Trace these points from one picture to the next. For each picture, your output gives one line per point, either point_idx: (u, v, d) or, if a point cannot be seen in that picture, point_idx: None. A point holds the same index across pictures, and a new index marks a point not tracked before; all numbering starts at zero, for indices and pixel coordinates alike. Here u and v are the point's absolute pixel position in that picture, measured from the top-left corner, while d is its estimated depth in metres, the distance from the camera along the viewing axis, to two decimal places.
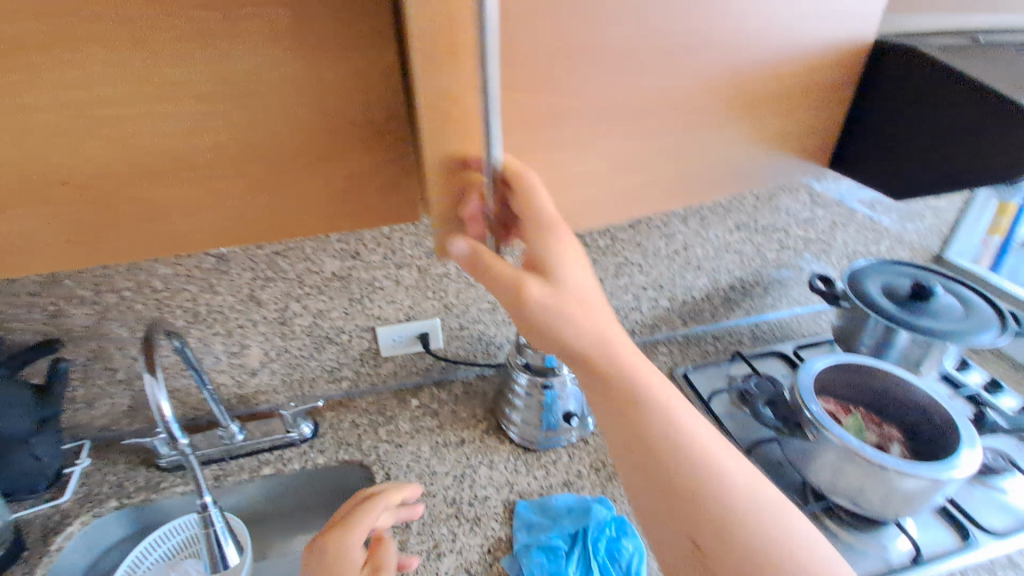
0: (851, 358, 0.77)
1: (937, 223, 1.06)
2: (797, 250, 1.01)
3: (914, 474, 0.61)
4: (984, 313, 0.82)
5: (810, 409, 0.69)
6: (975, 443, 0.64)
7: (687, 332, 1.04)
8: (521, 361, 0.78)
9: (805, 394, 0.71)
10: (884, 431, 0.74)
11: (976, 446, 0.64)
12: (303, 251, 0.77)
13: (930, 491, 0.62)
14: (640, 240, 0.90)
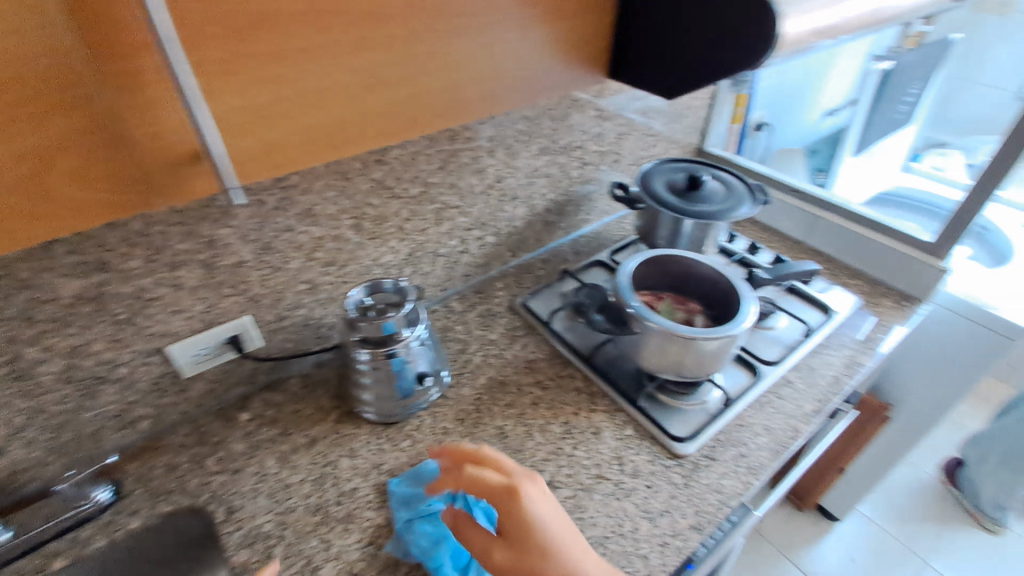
0: (656, 252, 0.86)
1: (695, 120, 1.22)
2: (595, 163, 1.08)
3: (714, 338, 0.72)
4: (739, 191, 0.99)
5: (631, 308, 0.75)
6: (749, 298, 0.78)
7: (518, 262, 1.08)
8: (356, 336, 0.72)
9: (624, 294, 0.77)
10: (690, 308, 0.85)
11: (751, 300, 0.77)
12: (11, 280, 0.55)
13: (727, 345, 0.74)
14: (453, 180, 0.87)
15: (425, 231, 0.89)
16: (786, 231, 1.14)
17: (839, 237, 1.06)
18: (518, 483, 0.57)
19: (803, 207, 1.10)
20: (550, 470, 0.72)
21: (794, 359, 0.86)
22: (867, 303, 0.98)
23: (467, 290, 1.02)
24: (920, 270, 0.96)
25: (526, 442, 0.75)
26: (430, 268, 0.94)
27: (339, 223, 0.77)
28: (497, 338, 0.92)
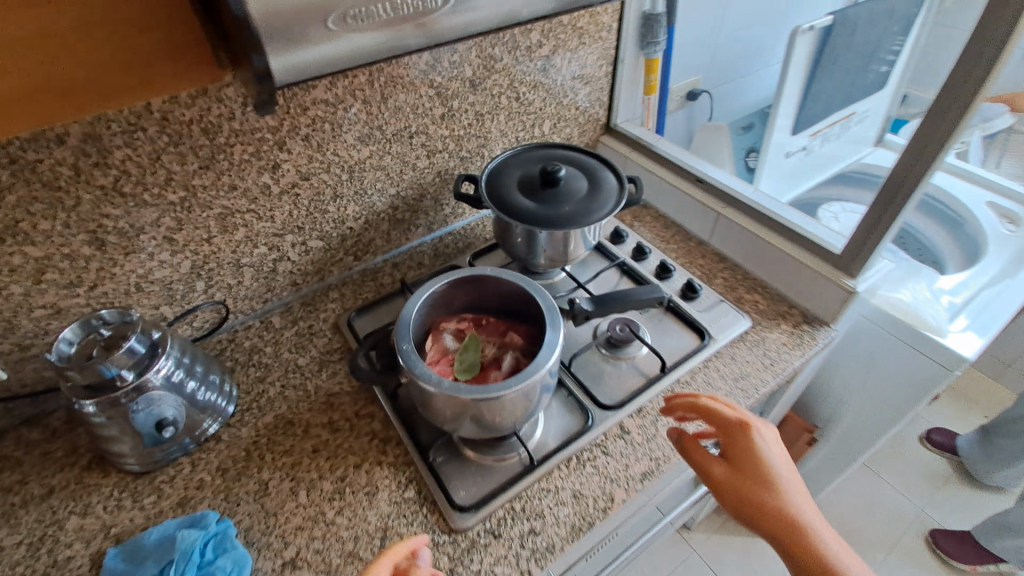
0: (469, 273, 0.70)
1: (595, 91, 1.01)
2: (454, 149, 0.90)
3: (490, 394, 0.57)
4: (606, 192, 0.81)
5: (401, 348, 0.60)
6: (556, 339, 0.63)
7: (364, 266, 0.93)
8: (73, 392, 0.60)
9: (400, 330, 0.62)
10: (505, 345, 0.70)
11: (556, 342, 0.63)
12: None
13: (518, 400, 0.59)
14: (232, 181, 0.71)
15: (210, 241, 0.75)
16: (691, 230, 0.97)
17: (741, 240, 0.88)
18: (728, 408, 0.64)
19: (705, 201, 0.93)
20: (296, 544, 0.61)
21: (638, 401, 0.71)
22: (757, 327, 0.81)
23: (296, 302, 0.88)
24: (824, 286, 0.79)
25: (282, 504, 0.64)
26: (236, 280, 0.81)
27: (67, 241, 0.64)
28: (306, 364, 0.79)
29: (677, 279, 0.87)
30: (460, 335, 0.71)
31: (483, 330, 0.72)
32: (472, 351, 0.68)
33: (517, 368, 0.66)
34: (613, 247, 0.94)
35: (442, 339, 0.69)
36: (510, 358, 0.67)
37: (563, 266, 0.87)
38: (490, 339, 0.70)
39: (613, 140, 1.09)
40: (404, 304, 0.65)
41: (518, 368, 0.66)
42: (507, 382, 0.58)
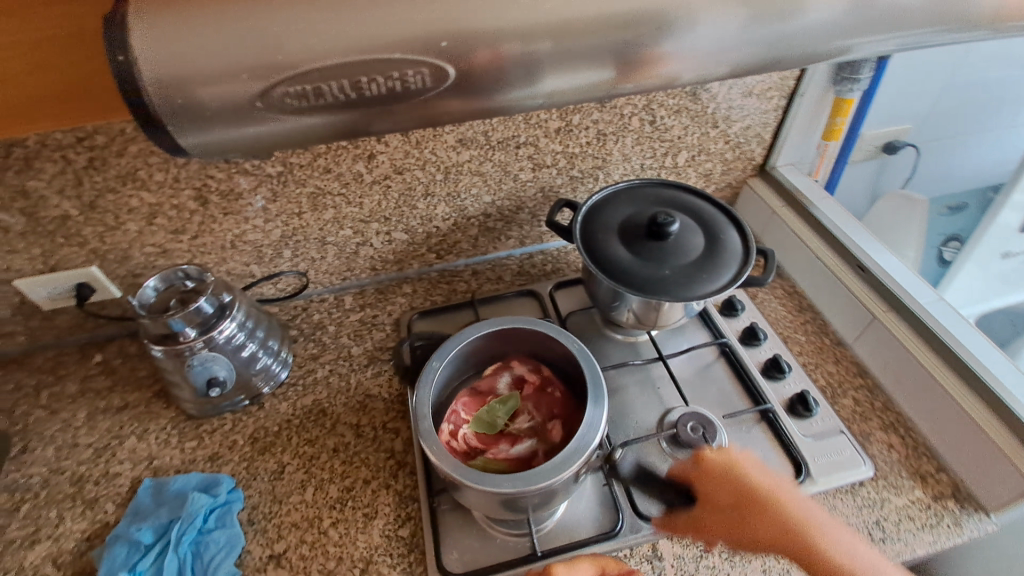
0: (521, 324, 0.63)
1: (755, 125, 0.83)
2: (563, 167, 0.80)
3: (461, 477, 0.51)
4: (724, 261, 0.66)
5: (428, 368, 0.59)
6: (592, 441, 0.53)
7: (444, 266, 0.90)
8: (149, 333, 0.65)
9: (440, 350, 0.60)
10: (543, 429, 0.60)
11: (591, 445, 0.53)
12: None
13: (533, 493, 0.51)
14: (327, 164, 0.71)
15: (300, 216, 0.76)
16: (828, 322, 0.78)
17: (895, 360, 0.68)
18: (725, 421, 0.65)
19: (862, 297, 0.73)
20: (287, 541, 0.61)
21: (685, 525, 0.59)
22: (876, 481, 0.62)
23: (371, 286, 0.88)
24: (997, 464, 0.58)
25: (289, 494, 0.64)
26: (319, 255, 0.82)
27: (177, 193, 0.69)
28: (357, 355, 0.79)
29: (789, 385, 0.70)
30: (514, 387, 0.64)
31: (540, 397, 0.63)
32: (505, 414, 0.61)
33: (528, 462, 0.57)
34: (721, 319, 0.78)
35: (496, 380, 0.64)
36: (530, 448, 0.58)
37: (649, 329, 0.74)
38: (537, 411, 0.61)
39: (764, 185, 0.89)
40: (443, 343, 0.61)
41: (528, 462, 0.57)
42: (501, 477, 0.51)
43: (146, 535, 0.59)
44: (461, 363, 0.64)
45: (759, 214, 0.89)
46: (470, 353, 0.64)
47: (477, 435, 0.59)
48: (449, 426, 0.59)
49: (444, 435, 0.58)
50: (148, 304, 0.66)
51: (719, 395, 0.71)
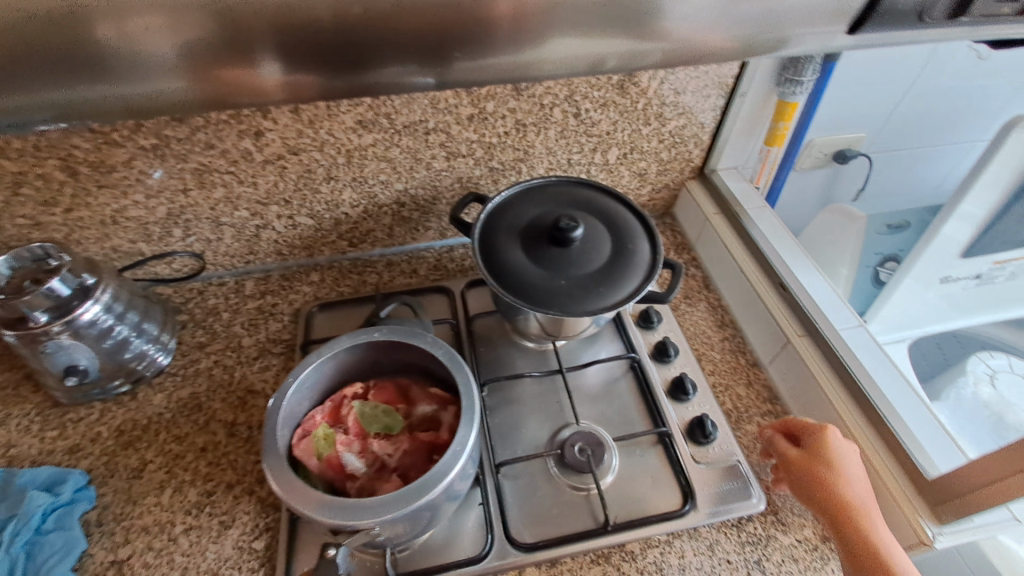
0: (415, 339, 0.57)
1: (691, 125, 0.77)
2: (480, 158, 0.74)
3: (281, 420, 0.52)
4: (627, 273, 0.60)
5: (370, 329, 0.58)
6: (399, 504, 0.46)
7: (358, 255, 0.84)
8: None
9: (392, 329, 0.58)
10: (387, 475, 0.54)
11: (390, 509, 0.45)
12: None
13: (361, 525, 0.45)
14: (209, 139, 0.65)
15: (188, 193, 0.70)
16: (749, 340, 0.73)
17: (803, 387, 0.64)
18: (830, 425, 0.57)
19: (778, 317, 0.68)
20: (132, 546, 0.57)
21: (556, 553, 0.56)
22: (765, 516, 0.59)
23: (276, 272, 0.83)
24: (887, 509, 0.55)
25: (145, 495, 0.60)
26: (216, 236, 0.76)
27: (39, 161, 0.63)
28: (248, 346, 0.74)
29: (693, 407, 0.66)
30: (426, 421, 0.58)
31: (420, 455, 0.55)
32: (383, 427, 0.56)
33: (342, 478, 0.53)
34: (636, 331, 0.74)
35: (424, 400, 0.59)
36: (357, 473, 0.53)
37: (558, 338, 0.69)
38: (403, 459, 0.55)
39: (702, 189, 0.84)
40: (338, 343, 0.57)
41: (343, 477, 0.53)
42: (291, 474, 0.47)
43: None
44: (401, 355, 0.60)
45: (694, 220, 0.84)
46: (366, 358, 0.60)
47: (354, 415, 0.56)
48: (359, 387, 0.60)
49: (348, 389, 0.59)
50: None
51: (619, 413, 0.67)
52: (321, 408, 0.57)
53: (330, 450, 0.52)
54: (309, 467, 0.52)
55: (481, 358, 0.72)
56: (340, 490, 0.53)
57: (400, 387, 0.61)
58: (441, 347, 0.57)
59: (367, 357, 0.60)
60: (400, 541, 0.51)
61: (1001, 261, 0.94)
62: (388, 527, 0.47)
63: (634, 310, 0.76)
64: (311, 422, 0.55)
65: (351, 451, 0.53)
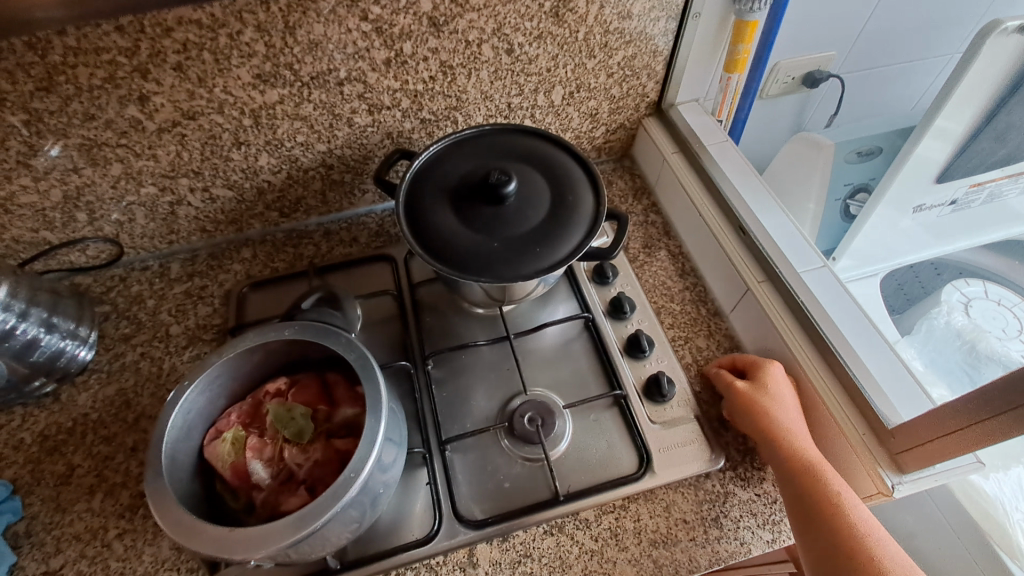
0: (332, 340, 0.52)
1: (642, 54, 0.69)
2: (407, 109, 0.67)
3: (183, 425, 0.50)
4: (565, 229, 0.55)
5: (282, 325, 0.53)
6: (309, 520, 0.42)
7: (292, 226, 0.78)
8: None
9: (304, 327, 0.53)
10: (294, 486, 0.50)
11: (272, 540, 0.42)
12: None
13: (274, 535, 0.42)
14: (88, 109, 0.57)
15: (80, 172, 0.63)
16: (709, 289, 0.69)
17: (764, 337, 0.61)
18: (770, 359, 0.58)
19: (738, 262, 0.64)
20: (64, 555, 0.54)
21: (506, 528, 0.53)
22: (724, 472, 0.56)
23: (204, 251, 0.76)
24: (846, 460, 0.53)
25: (74, 501, 0.57)
26: (126, 216, 0.69)
27: None
28: (177, 333, 0.69)
29: (650, 364, 0.63)
30: (345, 426, 0.54)
31: (330, 467, 0.51)
32: (295, 431, 0.51)
33: (248, 486, 0.50)
34: (591, 288, 0.69)
35: (346, 404, 0.55)
36: (261, 482, 0.50)
37: (503, 302, 0.65)
38: (312, 471, 0.51)
39: (659, 126, 0.77)
40: (249, 336, 0.53)
41: (250, 484, 0.51)
42: (169, 497, 0.44)
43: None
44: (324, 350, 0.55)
45: (653, 161, 0.78)
46: (286, 351, 0.56)
47: (268, 416, 0.52)
48: (282, 383, 0.56)
49: (270, 385, 0.56)
50: None
51: (574, 377, 0.63)
52: (240, 405, 0.54)
53: (235, 456, 0.50)
54: (218, 471, 0.51)
55: (427, 328, 0.67)
56: (250, 497, 0.51)
57: (325, 385, 0.56)
58: (355, 351, 0.51)
59: (290, 351, 0.56)
60: (322, 552, 0.47)
61: (979, 183, 0.89)
62: (275, 556, 0.43)
63: (589, 266, 0.70)
64: (225, 422, 0.53)
65: (260, 459, 0.50)
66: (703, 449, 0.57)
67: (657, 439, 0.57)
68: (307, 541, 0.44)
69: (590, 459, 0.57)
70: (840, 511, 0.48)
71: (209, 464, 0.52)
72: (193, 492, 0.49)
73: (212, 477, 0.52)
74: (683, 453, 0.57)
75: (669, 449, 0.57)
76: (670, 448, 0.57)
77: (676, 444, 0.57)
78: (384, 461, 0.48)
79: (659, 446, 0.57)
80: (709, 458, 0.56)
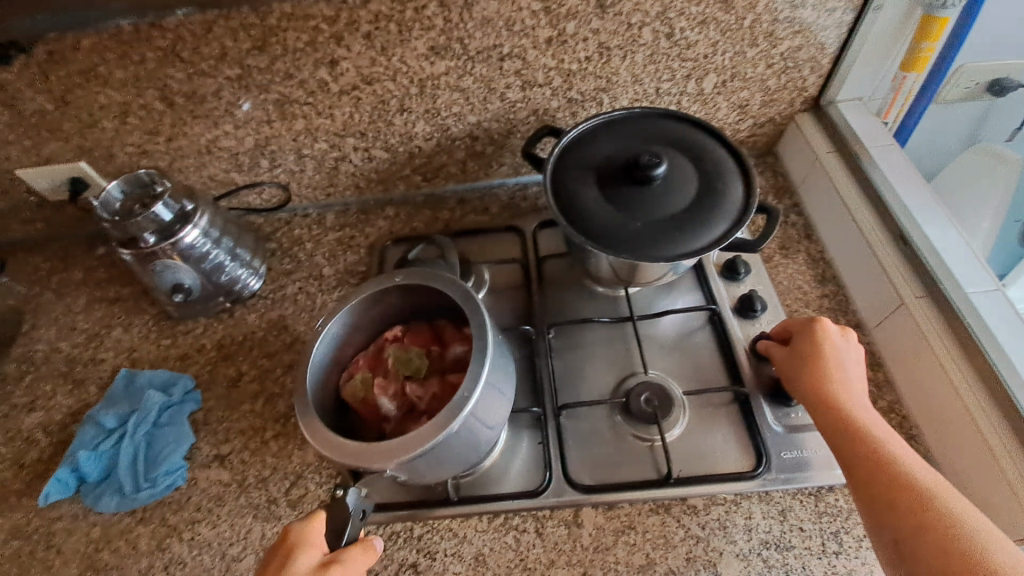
0: (443, 287, 0.56)
1: (808, 46, 0.66)
2: (558, 88, 0.69)
3: (321, 366, 0.56)
4: (712, 217, 0.54)
5: (392, 273, 0.58)
6: (426, 439, 0.46)
7: (432, 191, 0.84)
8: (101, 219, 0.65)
9: (412, 273, 0.57)
10: (417, 415, 0.56)
11: (403, 453, 0.46)
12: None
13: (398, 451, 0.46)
14: (288, 69, 0.65)
15: (271, 125, 0.72)
16: (852, 299, 0.65)
17: (913, 356, 0.57)
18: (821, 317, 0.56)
19: (893, 273, 0.60)
20: (232, 445, 0.64)
21: (613, 498, 0.55)
22: (849, 488, 0.54)
23: (355, 205, 0.85)
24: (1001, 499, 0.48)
25: (241, 402, 0.67)
26: (298, 167, 0.79)
27: (141, 92, 0.67)
28: (328, 275, 0.78)
29: None
30: (456, 364, 0.59)
31: (447, 400, 0.56)
32: (413, 370, 0.58)
33: (379, 419, 0.57)
34: (719, 282, 0.68)
35: (454, 344, 0.60)
36: (390, 415, 0.57)
37: (628, 284, 0.66)
38: (431, 403, 0.56)
39: (814, 123, 0.73)
40: (367, 284, 0.58)
41: (380, 418, 0.57)
42: (312, 417, 0.50)
43: (113, 420, 0.63)
44: (432, 295, 0.60)
45: (801, 160, 0.74)
46: (404, 302, 0.61)
47: (390, 360, 0.59)
48: (397, 330, 0.61)
49: (388, 333, 0.61)
50: (114, 208, 0.67)
51: (694, 368, 0.63)
52: (365, 352, 0.61)
53: (365, 393, 0.56)
54: (352, 406, 0.57)
55: (549, 300, 0.70)
56: (380, 429, 0.57)
57: (435, 329, 0.61)
58: (459, 291, 0.55)
59: (406, 301, 0.61)
60: (433, 477, 0.52)
61: None
62: (406, 469, 0.48)
63: (719, 259, 0.69)
64: (353, 365, 0.59)
65: (386, 395, 0.57)
66: (828, 459, 0.55)
67: (779, 442, 0.56)
68: (422, 459, 0.48)
69: (703, 448, 0.57)
70: (888, 457, 0.46)
71: (344, 402, 0.58)
72: (334, 424, 0.56)
73: (347, 412, 0.59)
74: (806, 460, 0.55)
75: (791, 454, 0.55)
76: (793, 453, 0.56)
77: (798, 450, 0.56)
78: (493, 396, 0.51)
79: (780, 448, 0.56)
80: (836, 471, 0.54)
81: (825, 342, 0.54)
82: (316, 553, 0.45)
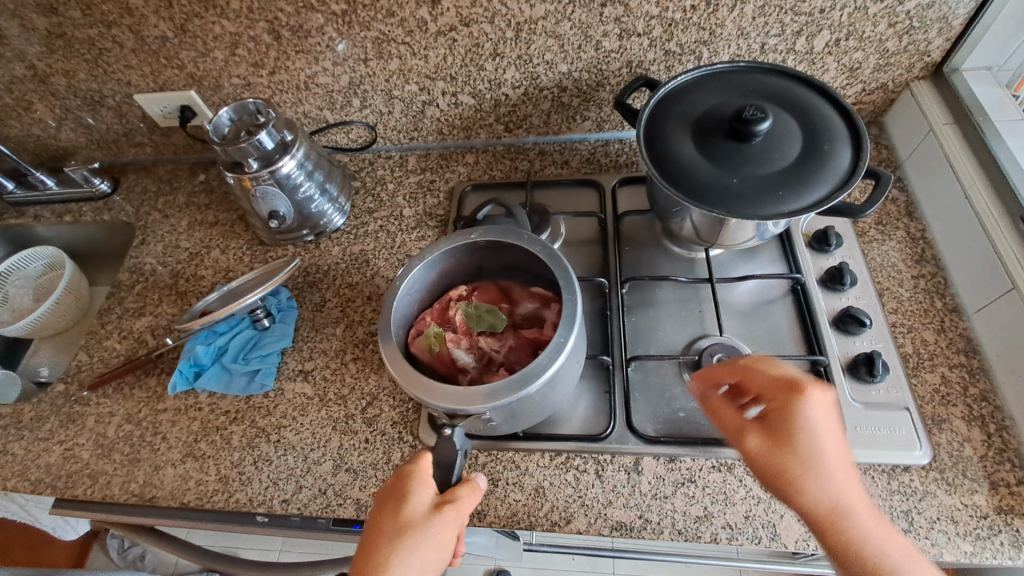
0: (519, 240, 0.57)
1: (940, 4, 0.60)
2: (657, 39, 0.67)
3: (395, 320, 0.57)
4: (814, 179, 0.52)
5: (468, 231, 0.59)
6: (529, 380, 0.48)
7: (511, 142, 0.84)
8: (213, 136, 0.70)
9: (488, 230, 0.58)
10: (494, 368, 0.58)
11: (502, 395, 0.47)
12: (3, 8, 0.72)
13: (500, 393, 0.48)
14: (390, 7, 0.67)
15: (368, 64, 0.74)
16: (954, 283, 0.61)
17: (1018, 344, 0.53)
18: (806, 381, 0.44)
19: (1007, 256, 0.56)
20: (315, 362, 0.69)
21: (676, 451, 0.56)
22: (926, 470, 0.52)
23: (436, 151, 0.86)
24: None
25: (325, 325, 0.72)
26: (387, 109, 0.80)
27: (252, 24, 0.70)
28: (408, 217, 0.80)
29: (860, 342, 0.59)
30: (528, 319, 0.62)
31: (525, 350, 0.59)
32: (488, 326, 0.60)
33: (454, 371, 0.58)
34: (807, 253, 0.66)
35: (524, 300, 0.63)
36: (467, 366, 0.58)
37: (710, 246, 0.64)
38: (508, 355, 0.59)
39: (932, 92, 0.68)
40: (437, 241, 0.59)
41: (454, 370, 0.58)
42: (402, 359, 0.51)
43: (223, 325, 0.71)
44: (502, 253, 0.61)
45: (912, 131, 0.69)
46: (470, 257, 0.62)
47: (459, 315, 0.60)
48: (463, 290, 0.63)
49: (453, 292, 0.63)
50: (224, 134, 0.71)
51: (771, 335, 0.62)
52: (431, 310, 0.62)
53: (440, 347, 0.57)
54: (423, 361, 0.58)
55: (625, 257, 0.70)
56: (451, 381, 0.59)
57: (502, 288, 0.64)
58: (538, 246, 0.56)
59: (469, 259, 0.62)
60: (517, 423, 0.54)
61: None
62: (501, 412, 0.49)
63: (808, 231, 0.67)
64: (423, 323, 0.60)
65: (460, 348, 0.58)
66: (905, 441, 0.53)
67: (854, 417, 0.55)
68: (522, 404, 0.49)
69: None
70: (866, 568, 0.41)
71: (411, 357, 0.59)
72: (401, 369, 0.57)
73: None
74: (881, 437, 0.54)
75: (867, 429, 0.54)
76: (868, 429, 0.54)
77: (873, 425, 0.54)
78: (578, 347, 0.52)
79: (855, 423, 0.55)
80: (913, 452, 0.53)
81: (798, 410, 0.44)
82: (428, 490, 0.47)
